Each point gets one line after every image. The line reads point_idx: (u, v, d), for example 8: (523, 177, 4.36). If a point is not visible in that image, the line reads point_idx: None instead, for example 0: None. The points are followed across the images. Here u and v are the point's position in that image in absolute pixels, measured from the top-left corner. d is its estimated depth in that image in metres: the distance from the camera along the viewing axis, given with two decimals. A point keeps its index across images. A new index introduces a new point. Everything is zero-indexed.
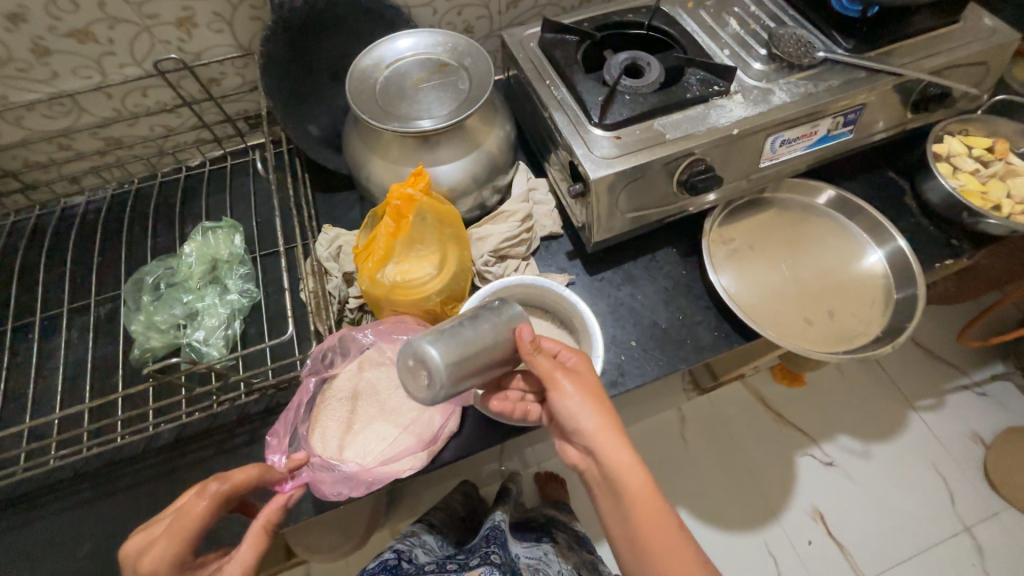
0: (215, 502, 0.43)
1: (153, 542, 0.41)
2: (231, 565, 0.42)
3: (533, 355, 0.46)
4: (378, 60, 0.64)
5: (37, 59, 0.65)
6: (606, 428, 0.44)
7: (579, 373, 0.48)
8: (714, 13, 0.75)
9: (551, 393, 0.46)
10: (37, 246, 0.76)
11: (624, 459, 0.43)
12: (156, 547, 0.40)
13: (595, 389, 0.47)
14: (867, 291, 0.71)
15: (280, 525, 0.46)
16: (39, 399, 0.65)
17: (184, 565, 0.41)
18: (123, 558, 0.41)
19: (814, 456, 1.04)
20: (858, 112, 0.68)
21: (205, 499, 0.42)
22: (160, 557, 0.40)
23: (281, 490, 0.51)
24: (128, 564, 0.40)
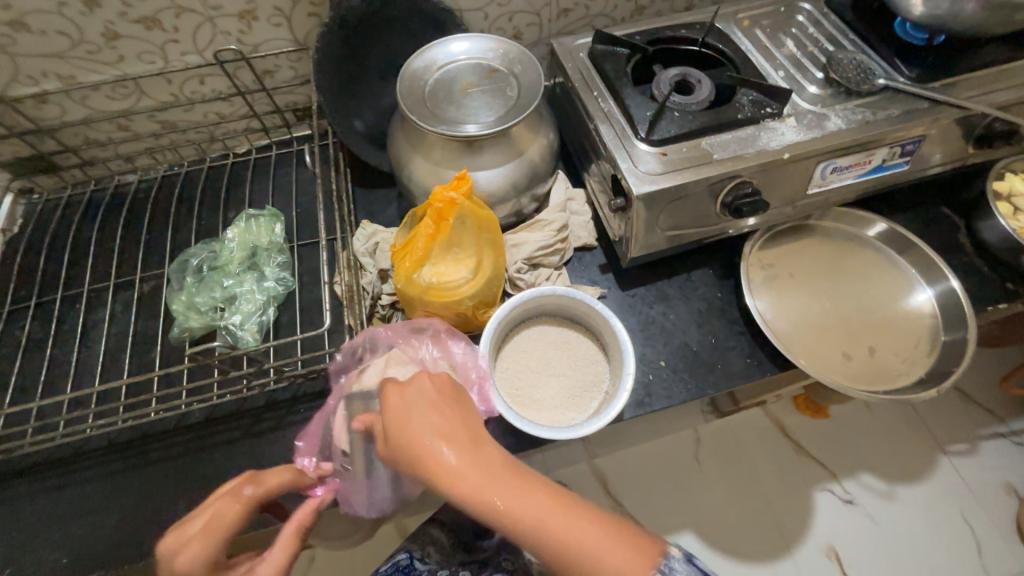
0: (248, 504, 0.45)
1: (189, 539, 0.43)
2: (262, 566, 0.43)
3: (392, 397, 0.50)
4: (429, 62, 0.65)
5: (106, 43, 0.68)
6: (425, 471, 0.44)
7: (414, 404, 0.48)
8: (770, 33, 0.73)
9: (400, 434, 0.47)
10: (90, 220, 0.79)
11: (452, 492, 0.43)
12: (191, 546, 0.42)
13: (410, 432, 0.46)
14: (911, 330, 0.68)
15: (310, 529, 0.47)
16: (80, 367, 0.68)
17: (216, 566, 0.42)
18: (161, 554, 0.43)
19: (835, 492, 1.01)
20: (917, 143, 0.65)
21: (239, 501, 0.45)
22: (196, 554, 0.42)
23: (313, 494, 0.54)
24: (164, 561, 0.42)
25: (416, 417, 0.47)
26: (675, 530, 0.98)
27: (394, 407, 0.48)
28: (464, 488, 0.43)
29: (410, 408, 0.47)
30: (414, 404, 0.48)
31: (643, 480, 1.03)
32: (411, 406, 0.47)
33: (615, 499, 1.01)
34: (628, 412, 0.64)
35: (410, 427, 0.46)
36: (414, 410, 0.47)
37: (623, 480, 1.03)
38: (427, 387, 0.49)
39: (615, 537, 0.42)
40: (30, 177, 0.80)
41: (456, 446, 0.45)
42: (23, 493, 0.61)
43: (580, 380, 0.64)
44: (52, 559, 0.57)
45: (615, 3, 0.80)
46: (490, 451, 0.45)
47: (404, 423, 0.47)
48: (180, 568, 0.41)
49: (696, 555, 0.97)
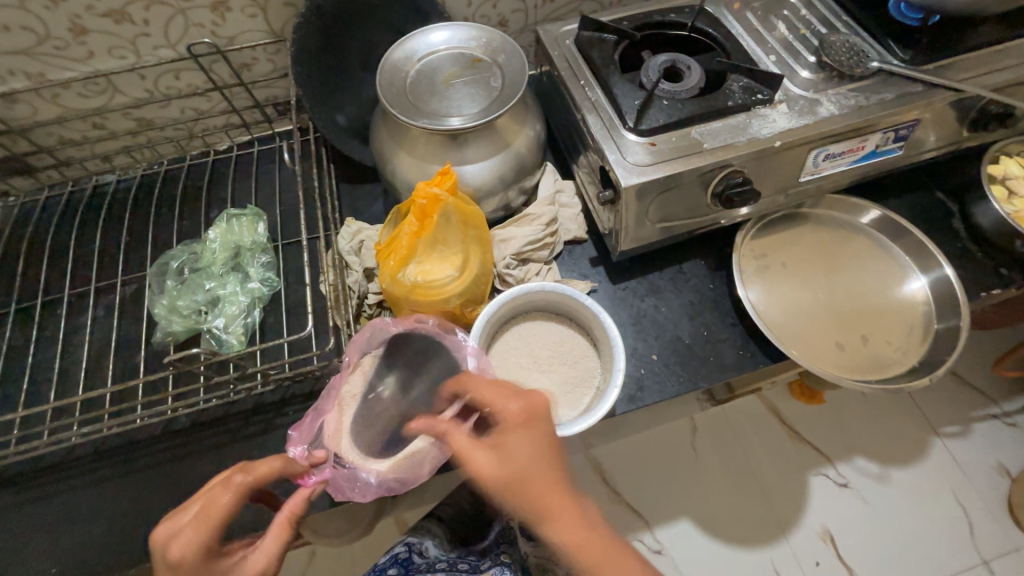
0: (241, 494, 0.43)
1: (181, 529, 0.42)
2: (256, 555, 0.44)
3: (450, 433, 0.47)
4: (410, 53, 0.63)
5: (74, 38, 0.65)
6: (529, 510, 0.44)
7: (500, 451, 0.46)
8: (761, 16, 0.71)
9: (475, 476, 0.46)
10: (69, 222, 0.77)
11: (563, 541, 0.43)
12: (184, 533, 0.41)
13: (525, 475, 0.44)
14: (903, 319, 0.67)
15: (303, 516, 0.48)
16: (64, 374, 0.66)
17: (209, 555, 0.42)
18: (154, 540, 0.43)
19: (830, 477, 1.01)
20: (911, 128, 0.64)
21: (230, 491, 0.43)
22: (188, 543, 0.41)
23: (305, 484, 0.51)
24: (159, 548, 0.42)
25: (529, 457, 0.45)
26: (670, 517, 0.99)
27: (509, 436, 0.46)
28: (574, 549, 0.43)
29: (519, 449, 0.46)
30: (511, 450, 0.46)
31: (638, 471, 1.03)
32: (522, 441, 0.46)
33: (612, 490, 1.01)
34: (620, 407, 0.63)
35: (524, 466, 0.45)
36: (529, 449, 0.46)
37: (620, 471, 1.03)
38: (535, 417, 0.48)
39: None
40: (5, 180, 0.78)
41: (569, 501, 0.44)
42: (8, 503, 0.60)
43: (571, 376, 0.63)
44: (41, 568, 0.56)
45: None
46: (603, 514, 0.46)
47: (512, 461, 0.45)
48: (173, 557, 0.41)
49: (692, 542, 0.97)
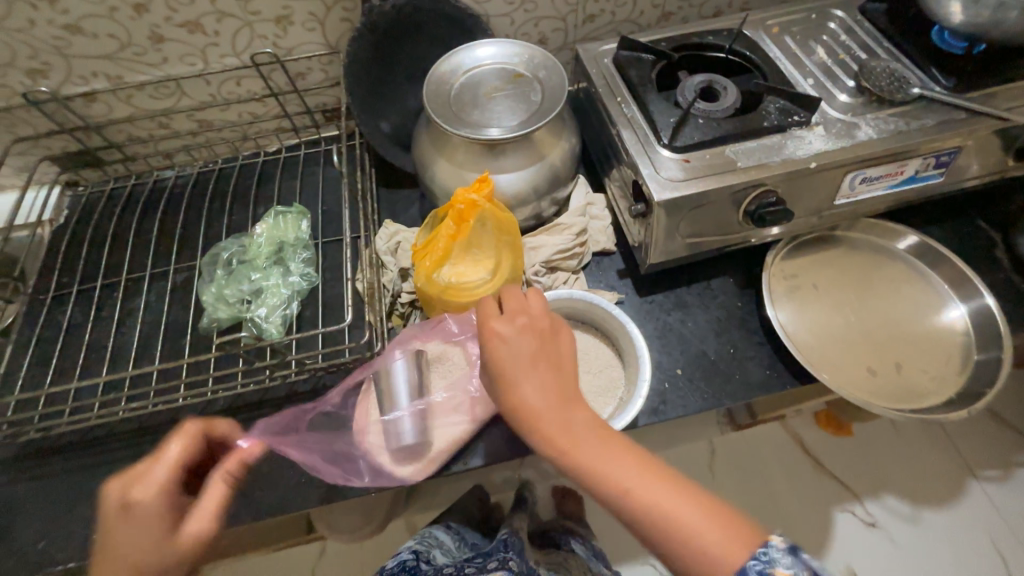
0: (192, 439, 0.52)
1: (139, 477, 0.47)
2: (210, 496, 0.49)
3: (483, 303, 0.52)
4: (456, 67, 0.67)
5: (152, 45, 0.71)
6: (507, 392, 0.46)
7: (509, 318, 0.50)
8: (800, 40, 0.72)
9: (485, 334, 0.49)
10: (130, 212, 0.83)
11: (538, 422, 0.44)
12: (149, 476, 0.47)
13: (508, 355, 0.47)
14: (940, 349, 0.65)
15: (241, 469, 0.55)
16: (116, 352, 0.71)
17: (171, 494, 0.47)
18: (105, 498, 0.46)
19: (857, 513, 0.97)
20: (952, 155, 0.63)
21: (185, 436, 0.51)
22: (157, 481, 0.47)
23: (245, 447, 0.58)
24: (119, 497, 0.46)
25: (512, 342, 0.48)
26: None
27: (491, 325, 0.49)
28: (548, 425, 0.44)
29: (501, 337, 0.48)
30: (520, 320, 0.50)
31: None
32: (505, 331, 0.48)
33: None
34: (643, 419, 0.63)
35: (504, 351, 0.47)
36: (515, 336, 0.48)
37: None
38: (521, 311, 0.50)
39: (705, 514, 0.40)
40: (77, 171, 0.85)
41: (551, 376, 0.46)
42: (57, 471, 0.64)
43: (594, 385, 0.63)
44: (82, 535, 0.60)
45: (642, 10, 0.81)
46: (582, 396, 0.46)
47: (498, 343, 0.48)
48: (139, 499, 0.45)
49: None
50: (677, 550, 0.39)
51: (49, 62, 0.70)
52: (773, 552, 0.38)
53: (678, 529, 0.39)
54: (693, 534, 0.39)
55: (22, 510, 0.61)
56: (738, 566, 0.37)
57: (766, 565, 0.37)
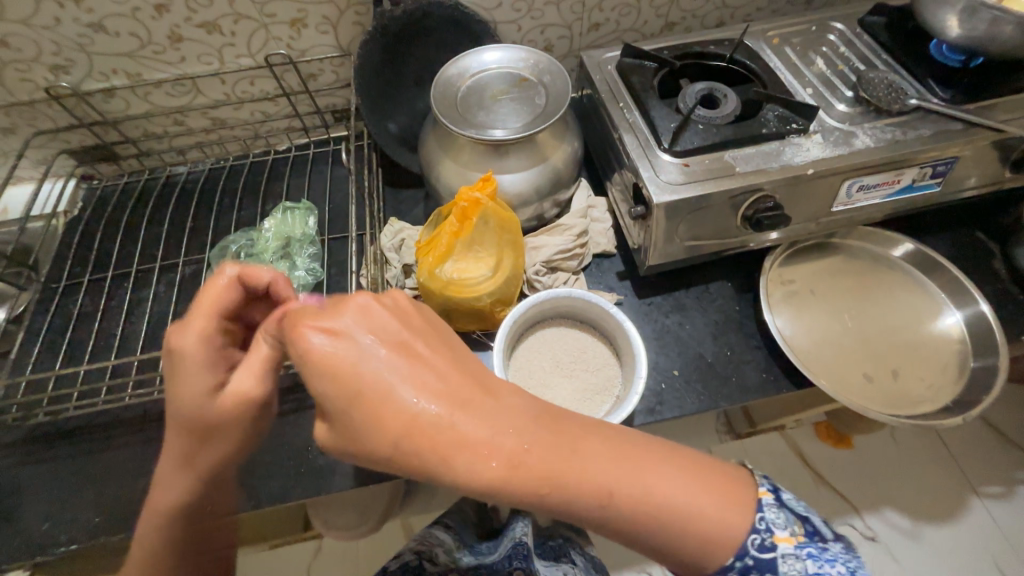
0: (230, 287, 0.50)
1: (188, 323, 0.47)
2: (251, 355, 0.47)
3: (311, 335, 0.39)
4: (463, 70, 0.68)
5: (170, 45, 0.74)
6: (409, 432, 0.37)
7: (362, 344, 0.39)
8: (800, 51, 0.74)
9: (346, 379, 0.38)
10: (143, 205, 0.85)
11: (464, 457, 0.36)
12: (193, 323, 0.47)
13: (385, 379, 0.38)
14: (936, 357, 0.66)
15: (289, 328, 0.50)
16: (124, 341, 0.72)
17: (212, 343, 0.47)
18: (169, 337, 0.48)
19: (856, 527, 0.97)
20: (949, 165, 0.64)
21: (225, 280, 0.50)
22: (197, 329, 0.46)
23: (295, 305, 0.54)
24: (172, 340, 0.46)
25: (381, 361, 0.38)
26: None
27: (341, 344, 0.38)
28: (481, 451, 0.37)
29: (366, 359, 0.38)
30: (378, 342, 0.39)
31: None
32: (364, 349, 0.38)
33: None
34: (639, 418, 0.64)
35: (374, 373, 0.38)
36: (379, 356, 0.38)
37: None
38: (367, 310, 0.40)
39: (685, 474, 0.40)
40: (93, 165, 0.87)
41: (452, 392, 0.38)
42: (62, 455, 0.65)
43: (593, 383, 0.64)
44: (84, 518, 0.61)
45: (646, 19, 0.83)
46: (505, 390, 0.41)
47: (361, 369, 0.38)
48: (187, 345, 0.46)
49: None
50: (673, 524, 0.38)
51: (72, 59, 0.73)
52: (769, 515, 0.40)
53: (664, 503, 0.38)
54: (684, 505, 0.39)
55: (28, 492, 0.62)
56: (733, 529, 0.39)
57: (767, 531, 0.39)
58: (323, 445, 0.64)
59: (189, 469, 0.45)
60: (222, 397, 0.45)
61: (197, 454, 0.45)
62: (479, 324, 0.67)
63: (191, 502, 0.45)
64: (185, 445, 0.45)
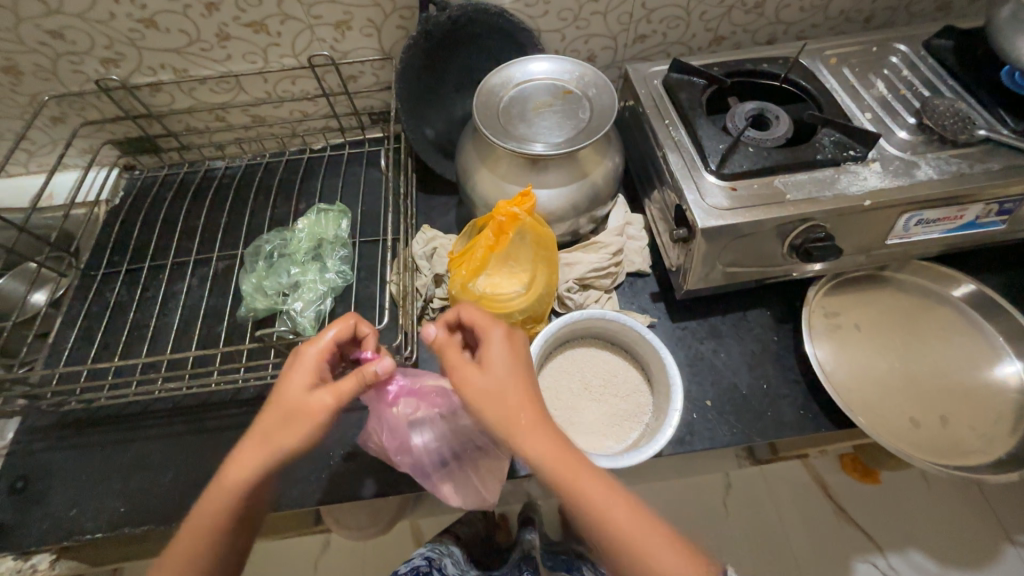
0: (346, 328, 0.52)
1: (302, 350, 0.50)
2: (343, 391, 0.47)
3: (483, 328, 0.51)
4: (506, 80, 0.67)
5: (218, 42, 0.74)
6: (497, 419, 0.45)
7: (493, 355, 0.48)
8: (859, 73, 0.70)
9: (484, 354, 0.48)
10: (181, 198, 0.87)
11: (529, 446, 0.43)
12: (308, 347, 0.49)
13: (506, 388, 0.46)
14: (989, 405, 0.62)
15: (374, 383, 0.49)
16: (156, 333, 0.73)
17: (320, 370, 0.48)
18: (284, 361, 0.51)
19: (881, 568, 0.92)
20: (1018, 203, 0.60)
21: (340, 324, 0.52)
22: (310, 354, 0.49)
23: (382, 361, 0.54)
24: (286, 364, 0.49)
25: (510, 376, 0.47)
26: None
27: (494, 352, 0.48)
28: (532, 440, 0.43)
29: (500, 363, 0.47)
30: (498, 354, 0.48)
31: (669, 521, 0.97)
32: (498, 358, 0.48)
33: None
34: (667, 448, 0.61)
35: (501, 380, 0.46)
36: (509, 359, 0.48)
37: None
38: (516, 340, 0.50)
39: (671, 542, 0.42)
40: (135, 156, 0.89)
41: (539, 410, 0.46)
42: (92, 442, 0.66)
43: (621, 410, 0.63)
44: (110, 509, 0.61)
45: (694, 32, 0.80)
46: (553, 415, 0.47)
47: (490, 372, 0.47)
48: (298, 363, 0.48)
49: None
50: None
51: (123, 53, 0.74)
52: None
53: (648, 567, 0.41)
54: (663, 560, 0.41)
55: (58, 477, 0.64)
56: None
57: None
58: (344, 451, 0.64)
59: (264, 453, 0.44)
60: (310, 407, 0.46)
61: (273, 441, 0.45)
62: None
63: (249, 485, 0.44)
64: (266, 426, 0.45)
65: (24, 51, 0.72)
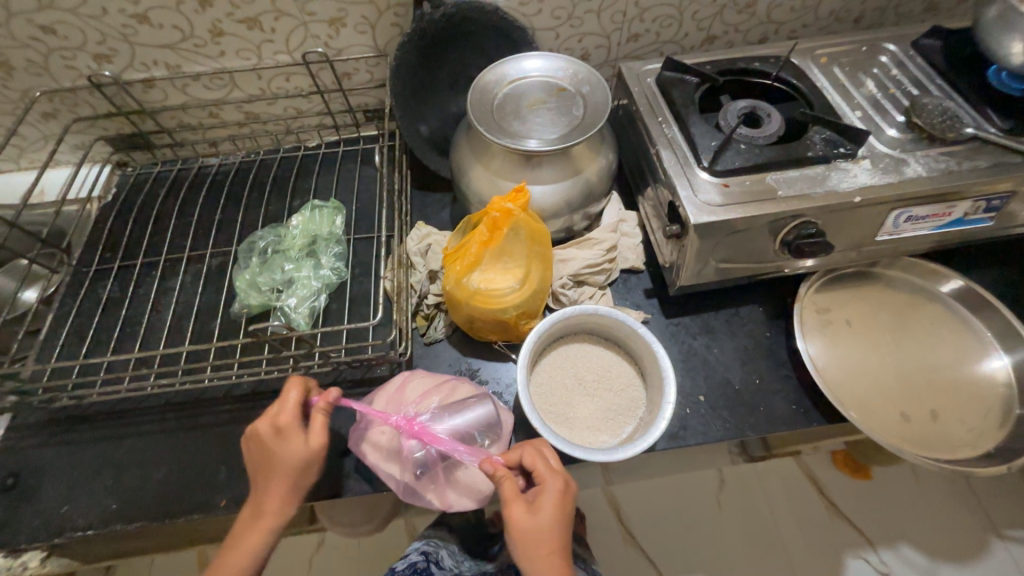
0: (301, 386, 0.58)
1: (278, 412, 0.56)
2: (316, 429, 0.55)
3: (545, 471, 0.50)
4: (500, 76, 0.68)
5: (211, 38, 0.74)
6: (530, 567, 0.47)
7: (558, 505, 0.49)
8: (849, 72, 0.71)
9: (542, 500, 0.49)
10: (174, 195, 0.86)
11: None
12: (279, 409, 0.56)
13: (546, 539, 0.47)
14: (978, 399, 0.63)
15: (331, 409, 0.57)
16: (149, 329, 0.73)
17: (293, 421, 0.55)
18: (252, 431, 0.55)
19: (873, 563, 0.93)
20: (1004, 200, 0.61)
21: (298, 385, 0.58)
22: (287, 415, 0.55)
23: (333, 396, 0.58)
24: (263, 429, 0.55)
25: (553, 527, 0.48)
26: (688, 571, 0.93)
27: (547, 499, 0.49)
28: None
29: (546, 514, 0.48)
30: (556, 511, 0.49)
31: (663, 517, 0.98)
32: (556, 516, 0.48)
33: (630, 532, 0.97)
34: (661, 443, 0.62)
35: (544, 531, 0.48)
36: (556, 514, 0.49)
37: (639, 512, 0.98)
38: (569, 495, 0.50)
39: None
40: (128, 152, 0.88)
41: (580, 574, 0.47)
42: (83, 439, 0.66)
43: (615, 404, 0.63)
44: (102, 505, 0.61)
45: (688, 31, 0.81)
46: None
47: (538, 520, 0.48)
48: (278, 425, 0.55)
49: None
50: None
51: (116, 48, 0.74)
52: None
53: None
54: None
55: (49, 475, 0.63)
56: None
57: None
58: (339, 447, 0.64)
59: (282, 499, 0.53)
60: (299, 451, 0.54)
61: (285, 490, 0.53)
62: (503, 334, 0.66)
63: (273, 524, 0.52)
64: (270, 483, 0.53)
65: (15, 46, 0.71)
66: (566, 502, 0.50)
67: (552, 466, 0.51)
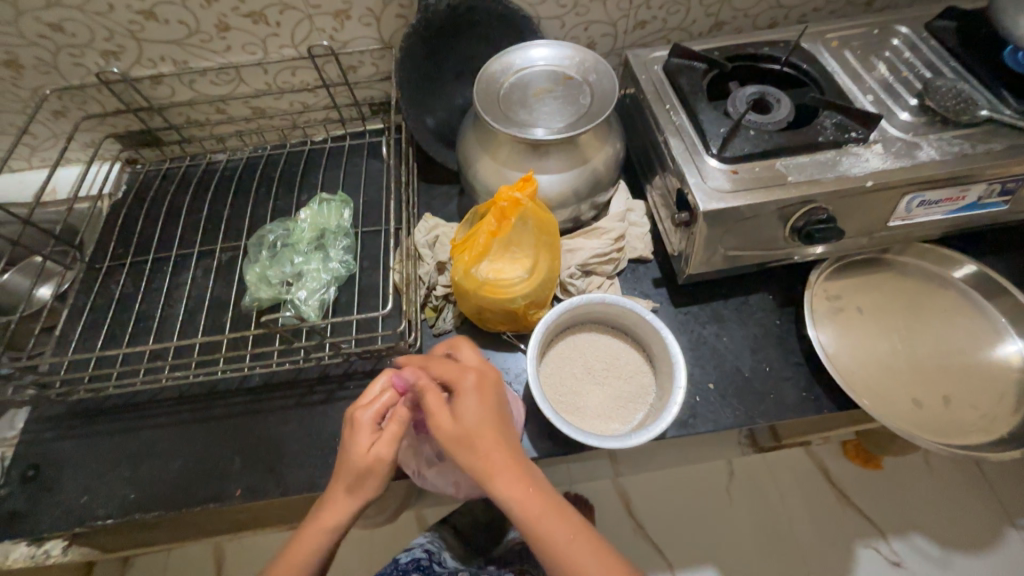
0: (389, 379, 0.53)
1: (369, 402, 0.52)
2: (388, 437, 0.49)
3: (460, 375, 0.49)
4: (506, 66, 0.67)
5: (217, 33, 0.74)
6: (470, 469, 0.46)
7: (478, 399, 0.48)
8: (860, 55, 0.70)
9: (462, 403, 0.48)
10: (184, 191, 0.87)
11: (499, 488, 0.45)
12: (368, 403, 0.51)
13: (476, 437, 0.46)
14: (992, 385, 0.62)
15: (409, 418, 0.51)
16: (162, 323, 0.74)
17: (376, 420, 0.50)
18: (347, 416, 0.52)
19: (884, 553, 0.92)
20: (1020, 182, 0.60)
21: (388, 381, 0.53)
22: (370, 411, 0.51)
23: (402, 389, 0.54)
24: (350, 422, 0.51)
25: (480, 423, 0.47)
26: (697, 560, 0.94)
27: (467, 400, 0.48)
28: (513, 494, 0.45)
29: (470, 411, 0.47)
30: (478, 404, 0.48)
31: (672, 508, 0.98)
32: (478, 407, 0.47)
33: (639, 522, 0.97)
34: (671, 431, 0.62)
35: (473, 429, 0.46)
36: (479, 408, 0.48)
37: (648, 502, 0.99)
38: (488, 386, 0.50)
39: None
40: (137, 149, 0.89)
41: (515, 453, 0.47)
42: (99, 431, 0.67)
43: (626, 392, 0.63)
44: (120, 495, 0.62)
45: (695, 18, 0.80)
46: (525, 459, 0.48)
47: (464, 423, 0.47)
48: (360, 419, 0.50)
49: None
50: None
51: (124, 45, 0.74)
52: None
53: None
54: None
55: (68, 466, 0.64)
56: None
57: None
58: None
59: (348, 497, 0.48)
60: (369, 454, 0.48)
61: (360, 500, 0.48)
62: (512, 325, 0.66)
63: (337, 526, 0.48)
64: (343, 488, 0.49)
65: (25, 44, 0.72)
66: (487, 394, 0.49)
67: (465, 368, 0.50)
